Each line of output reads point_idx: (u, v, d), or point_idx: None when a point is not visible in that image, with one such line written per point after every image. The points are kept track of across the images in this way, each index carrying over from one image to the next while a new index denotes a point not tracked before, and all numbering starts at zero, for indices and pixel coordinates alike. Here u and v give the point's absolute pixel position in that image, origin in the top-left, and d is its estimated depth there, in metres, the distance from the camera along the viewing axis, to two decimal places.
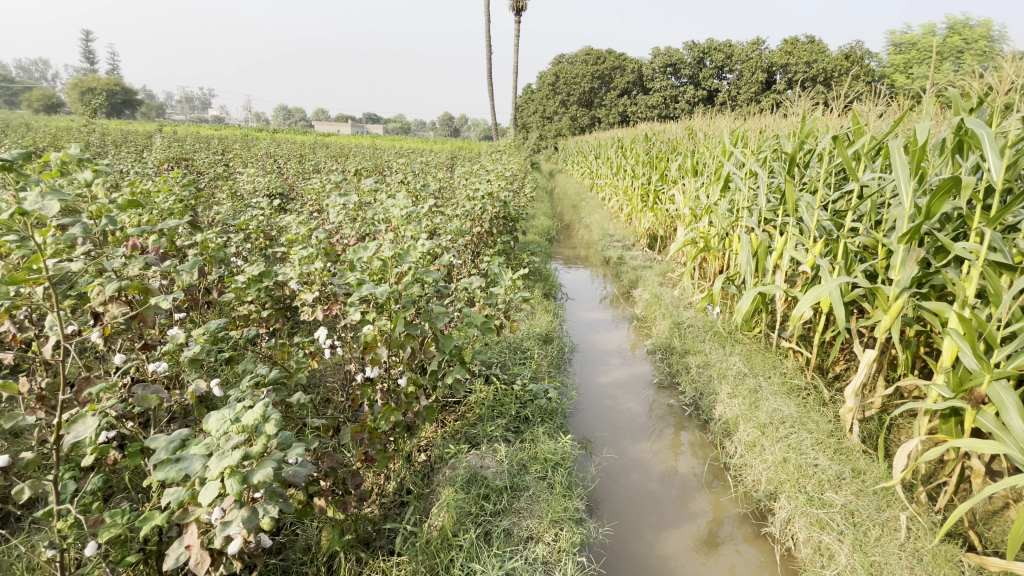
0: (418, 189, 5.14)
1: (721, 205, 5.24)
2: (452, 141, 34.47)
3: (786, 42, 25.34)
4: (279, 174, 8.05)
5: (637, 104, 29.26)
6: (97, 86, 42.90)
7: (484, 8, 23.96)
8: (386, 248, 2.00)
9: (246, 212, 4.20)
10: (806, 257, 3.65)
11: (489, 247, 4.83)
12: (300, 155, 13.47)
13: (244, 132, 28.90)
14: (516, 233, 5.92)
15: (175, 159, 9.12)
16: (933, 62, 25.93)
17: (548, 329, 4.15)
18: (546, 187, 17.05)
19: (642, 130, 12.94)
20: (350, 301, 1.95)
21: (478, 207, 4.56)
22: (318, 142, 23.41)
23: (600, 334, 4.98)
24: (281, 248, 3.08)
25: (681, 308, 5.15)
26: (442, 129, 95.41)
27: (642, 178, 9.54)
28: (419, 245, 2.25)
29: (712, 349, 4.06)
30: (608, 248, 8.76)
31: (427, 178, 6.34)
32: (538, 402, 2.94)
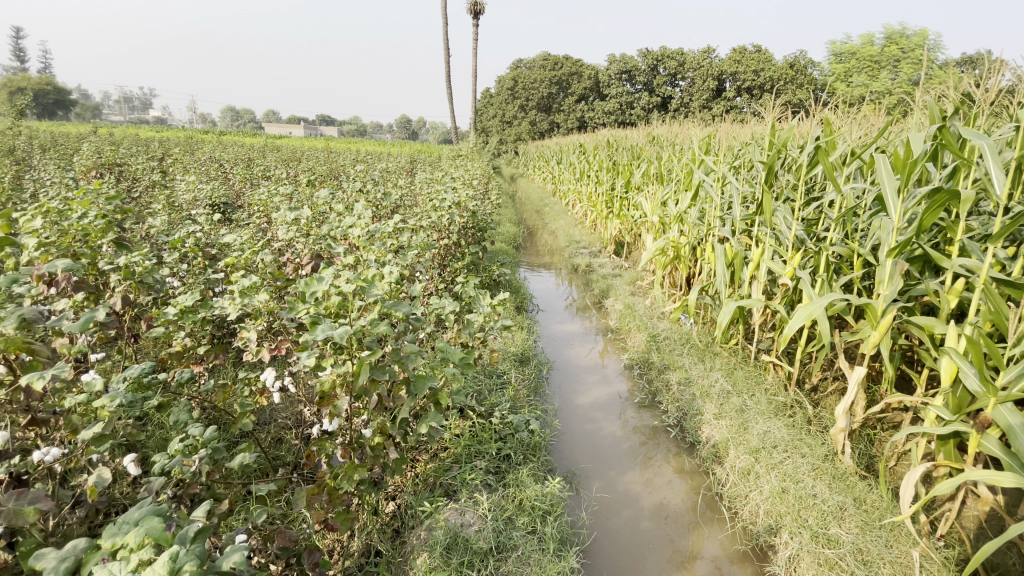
0: (378, 199, 4.79)
1: (692, 214, 5.15)
2: (410, 145, 33.85)
3: (735, 52, 26.21)
4: (223, 180, 7.47)
5: (595, 109, 29.59)
6: (22, 83, 39.73)
7: (441, 10, 23.61)
8: (347, 281, 1.69)
9: (182, 226, 3.75)
10: (787, 269, 3.58)
11: (456, 260, 4.54)
12: (248, 159, 12.74)
13: (187, 134, 27.39)
14: (483, 242, 5.65)
15: (105, 164, 8.35)
16: (869, 73, 27.44)
17: (522, 348, 3.90)
18: (507, 192, 16.85)
19: (603, 136, 12.92)
20: (306, 345, 1.64)
21: (444, 218, 4.26)
22: (269, 145, 22.37)
23: (574, 348, 4.75)
24: (223, 270, 2.70)
25: (655, 319, 5.01)
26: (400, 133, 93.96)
27: (606, 184, 9.45)
28: (386, 272, 1.95)
29: (692, 364, 3.92)
30: (575, 255, 8.62)
31: (387, 185, 5.98)
32: (518, 436, 2.69)
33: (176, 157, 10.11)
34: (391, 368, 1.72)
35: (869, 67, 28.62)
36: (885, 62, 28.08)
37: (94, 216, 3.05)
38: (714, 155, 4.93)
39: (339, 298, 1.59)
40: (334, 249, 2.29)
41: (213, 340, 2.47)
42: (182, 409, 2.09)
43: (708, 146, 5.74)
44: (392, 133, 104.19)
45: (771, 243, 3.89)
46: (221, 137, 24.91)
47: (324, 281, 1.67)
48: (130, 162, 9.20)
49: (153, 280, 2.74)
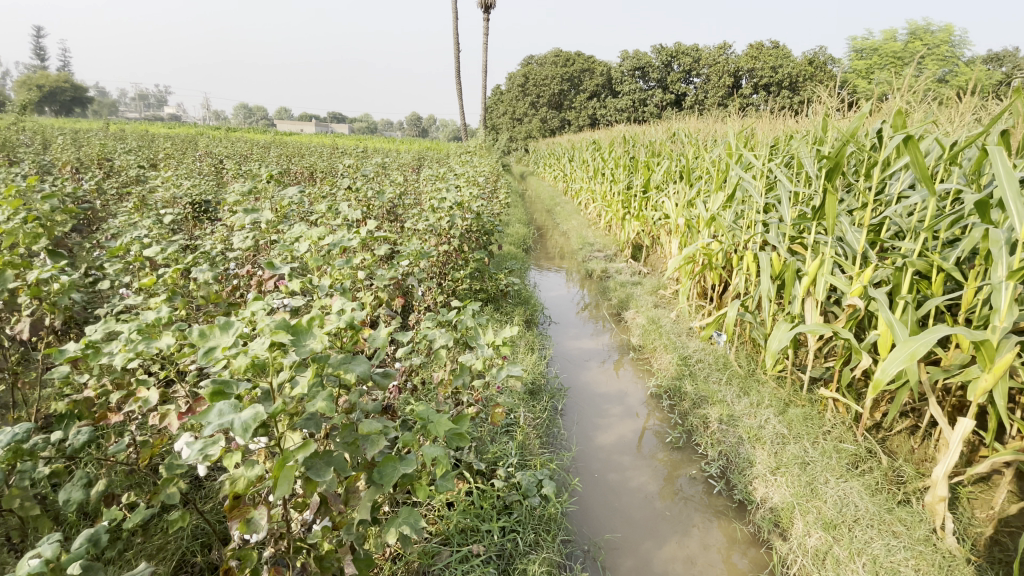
0: (369, 198, 4.23)
1: (728, 218, 4.53)
2: (419, 142, 33.43)
3: (752, 48, 25.35)
4: (214, 176, 6.99)
5: (608, 106, 28.93)
6: (34, 78, 39.80)
7: (450, 5, 23.10)
8: (264, 330, 1.10)
9: (136, 229, 3.23)
10: (854, 288, 2.96)
11: (457, 270, 3.97)
12: (248, 154, 12.25)
13: (194, 129, 27.12)
14: (489, 247, 5.08)
15: (91, 159, 7.89)
16: (892, 69, 26.44)
17: (533, 377, 3.32)
18: (516, 190, 16.25)
19: (617, 134, 12.30)
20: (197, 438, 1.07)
21: (445, 221, 3.70)
22: (277, 140, 21.98)
23: (592, 371, 4.14)
24: (160, 290, 2.16)
25: (684, 338, 4.40)
26: (410, 130, 93.61)
27: (622, 184, 8.82)
28: (341, 307, 1.38)
29: (734, 398, 3.32)
30: (589, 259, 8.03)
31: (383, 183, 5.42)
32: (528, 504, 2.11)
33: (173, 154, 9.66)
34: (337, 459, 1.16)
35: (892, 63, 27.62)
36: (908, 58, 27.05)
37: (18, 217, 2.51)
38: (754, 151, 4.30)
39: (247, 361, 1.02)
40: (282, 270, 1.73)
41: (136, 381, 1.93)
42: (79, 485, 1.56)
43: (745, 140, 5.09)
44: (402, 130, 103.95)
45: (831, 254, 3.27)
46: (229, 133, 24.56)
47: (233, 332, 1.10)
48: (123, 159, 8.76)
49: (76, 301, 2.21)
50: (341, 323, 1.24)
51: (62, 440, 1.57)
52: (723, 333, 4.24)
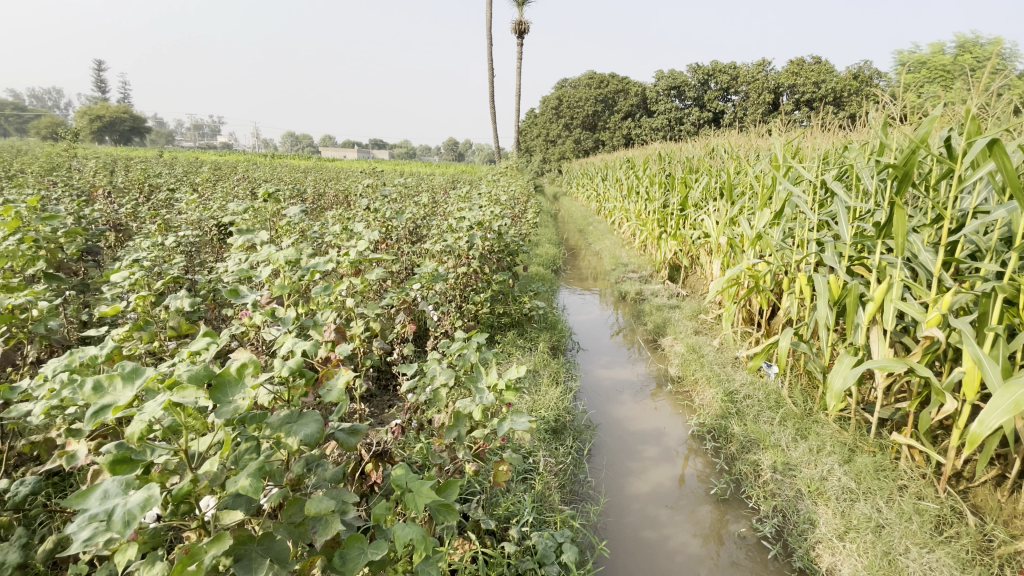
0: (389, 219, 4.05)
1: (776, 236, 4.14)
2: (454, 164, 33.93)
3: (793, 63, 24.62)
4: (247, 199, 7.06)
5: (643, 126, 28.64)
6: (102, 113, 42.98)
7: (485, 31, 23.52)
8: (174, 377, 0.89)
9: (147, 251, 3.13)
10: (931, 316, 2.53)
11: (478, 294, 3.73)
12: (285, 177, 12.54)
13: (240, 156, 28.39)
14: (515, 269, 4.82)
15: (135, 184, 8.16)
16: (945, 81, 25.14)
17: (557, 413, 3.00)
18: (549, 211, 16.05)
19: (652, 152, 11.97)
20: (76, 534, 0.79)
21: (465, 242, 3.48)
22: (315, 166, 22.71)
23: (627, 404, 3.78)
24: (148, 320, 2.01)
25: (729, 369, 3.99)
26: (446, 154, 95.64)
27: (658, 203, 8.46)
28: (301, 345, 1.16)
29: (790, 443, 2.92)
30: (623, 280, 7.66)
31: (407, 204, 5.27)
32: (544, 574, 1.78)
33: (214, 180, 9.96)
34: (277, 546, 0.91)
35: (944, 74, 26.28)
36: (962, 69, 25.69)
37: (18, 240, 2.44)
38: (803, 163, 3.91)
39: (141, 426, 0.80)
40: (245, 299, 1.58)
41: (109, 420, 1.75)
42: (18, 545, 1.33)
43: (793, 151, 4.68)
44: (439, 154, 106.34)
45: (899, 275, 2.83)
46: (274, 159, 25.52)
47: (141, 382, 0.95)
48: (166, 185, 9.06)
49: (61, 328, 2.07)
50: (285, 367, 1.01)
51: (3, 491, 1.35)
52: (773, 365, 3.83)
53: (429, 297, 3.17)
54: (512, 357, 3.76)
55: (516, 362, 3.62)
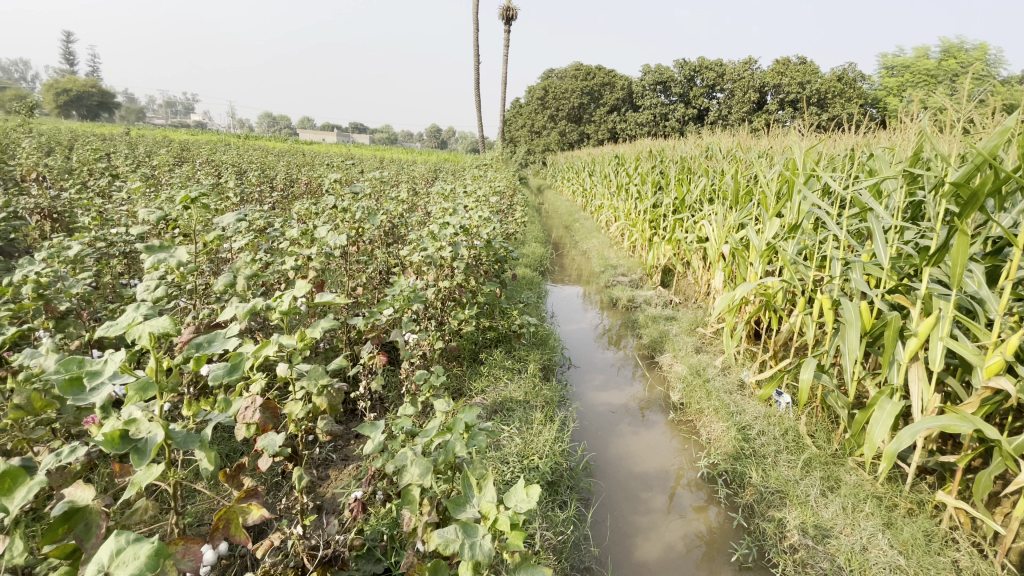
0: (359, 220, 3.52)
1: (790, 252, 3.76)
2: (435, 152, 33.12)
3: (779, 63, 24.52)
4: (204, 185, 6.38)
5: (628, 121, 28.28)
6: (64, 85, 40.75)
7: (473, 17, 22.81)
8: None
9: (55, 255, 2.54)
10: (994, 365, 2.18)
11: (461, 311, 3.24)
12: (253, 161, 11.72)
13: (210, 135, 27.09)
14: (502, 276, 4.35)
15: (79, 165, 7.38)
16: (925, 88, 25.41)
17: (554, 461, 2.57)
18: (532, 204, 15.54)
19: (641, 149, 11.54)
20: None
21: (448, 252, 3.00)
22: (289, 149, 21.78)
23: (626, 436, 3.36)
24: (26, 368, 1.51)
25: (737, 397, 3.62)
26: (428, 141, 93.99)
27: (649, 203, 8.04)
28: (129, 558, 0.94)
29: (818, 498, 2.56)
30: (612, 285, 7.26)
31: (381, 199, 4.71)
32: None
33: (173, 163, 9.15)
34: None
35: (925, 81, 26.56)
36: (942, 76, 26.01)
37: None
38: (827, 171, 3.53)
39: None
40: (90, 398, 1.07)
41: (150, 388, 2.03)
42: None
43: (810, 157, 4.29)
44: (421, 141, 104.46)
45: (952, 310, 2.49)
46: (247, 141, 24.32)
47: None
48: (116, 167, 8.22)
49: None
50: None
51: None
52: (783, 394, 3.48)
53: (403, 321, 2.68)
54: (499, 383, 3.31)
55: (503, 391, 3.18)
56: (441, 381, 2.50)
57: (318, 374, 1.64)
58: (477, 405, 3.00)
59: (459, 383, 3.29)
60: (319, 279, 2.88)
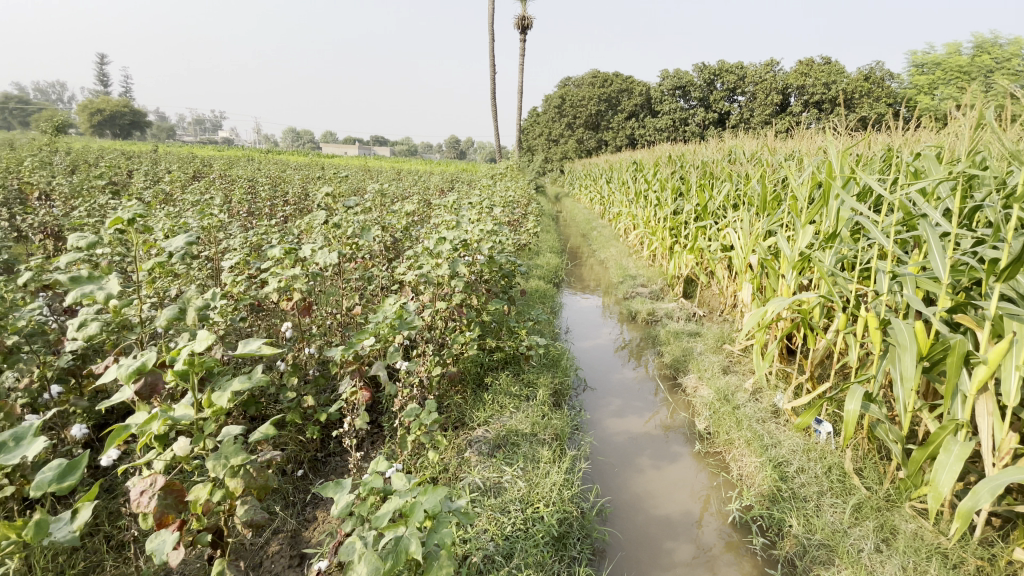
0: (354, 236, 3.29)
1: (827, 263, 3.40)
2: (453, 162, 33.17)
3: (801, 64, 23.86)
4: (211, 200, 6.28)
5: (647, 126, 27.82)
6: (97, 105, 42.33)
7: (489, 27, 22.82)
8: None
9: (23, 280, 2.36)
10: None
11: (462, 334, 2.97)
12: (269, 175, 11.74)
13: (232, 151, 27.61)
14: (510, 292, 4.07)
15: (94, 182, 7.39)
16: (959, 85, 24.41)
17: (563, 508, 2.26)
18: (549, 212, 15.24)
19: (660, 154, 11.15)
20: None
21: (446, 270, 2.72)
22: (307, 163, 21.99)
23: (647, 472, 3.02)
24: None
25: (770, 426, 3.26)
26: (447, 152, 94.64)
27: (669, 210, 7.68)
28: None
29: (873, 555, 2.20)
30: (632, 297, 6.91)
31: (384, 212, 4.49)
32: None
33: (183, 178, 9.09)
34: None
35: (957, 77, 25.53)
36: (975, 72, 24.99)
37: None
38: (867, 174, 3.17)
39: None
40: None
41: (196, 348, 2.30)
42: None
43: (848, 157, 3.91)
44: (439, 152, 105.45)
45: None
46: (267, 155, 24.58)
47: None
48: (127, 183, 8.18)
49: None
50: None
51: None
52: (822, 424, 3.16)
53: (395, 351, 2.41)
54: (505, 413, 3.02)
55: (509, 422, 2.88)
56: (434, 417, 2.22)
57: (230, 453, 1.39)
58: (478, 440, 2.72)
59: (461, 412, 3.01)
60: (306, 302, 2.67)
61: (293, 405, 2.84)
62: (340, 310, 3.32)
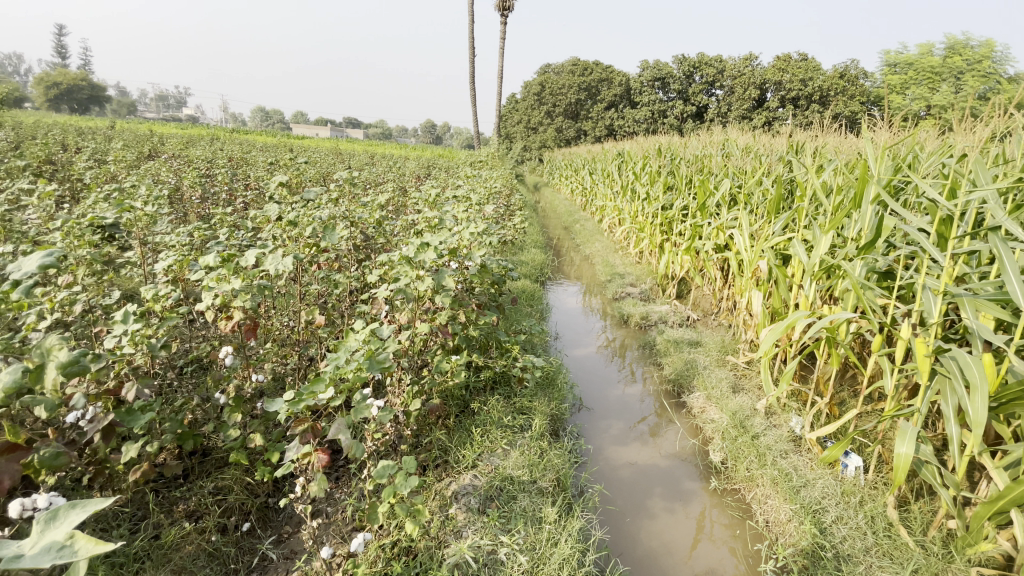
0: (316, 235, 2.72)
1: (856, 275, 3.05)
2: (428, 148, 32.34)
3: (779, 59, 23.83)
4: (154, 182, 5.53)
5: (626, 117, 27.47)
6: (49, 76, 39.71)
7: (469, 9, 22.06)
8: None
9: None
10: None
11: (447, 359, 2.48)
12: (228, 154, 10.86)
13: (193, 128, 26.12)
14: (499, 298, 3.57)
15: (21, 158, 6.51)
16: (929, 86, 24.80)
17: None
18: (528, 203, 14.70)
19: (646, 146, 10.72)
20: None
21: (428, 284, 2.20)
22: (275, 143, 20.95)
23: (659, 518, 2.60)
24: None
25: (796, 461, 2.89)
26: (422, 137, 92.67)
27: (660, 205, 7.28)
28: None
29: None
30: (621, 298, 6.49)
31: (353, 203, 3.90)
32: None
33: (129, 158, 8.19)
34: None
35: (927, 78, 25.95)
36: (944, 74, 25.47)
37: None
38: (917, 178, 2.80)
39: None
40: None
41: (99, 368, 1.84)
42: None
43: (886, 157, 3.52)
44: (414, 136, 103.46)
45: None
46: (232, 136, 23.15)
47: None
48: (62, 162, 7.27)
49: None
50: None
51: None
52: (849, 458, 2.93)
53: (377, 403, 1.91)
54: (496, 452, 2.56)
55: (502, 466, 2.43)
56: (415, 481, 1.73)
57: None
58: (466, 491, 2.25)
59: (443, 451, 2.54)
60: (251, 325, 2.13)
61: (238, 445, 2.30)
62: (300, 323, 2.78)
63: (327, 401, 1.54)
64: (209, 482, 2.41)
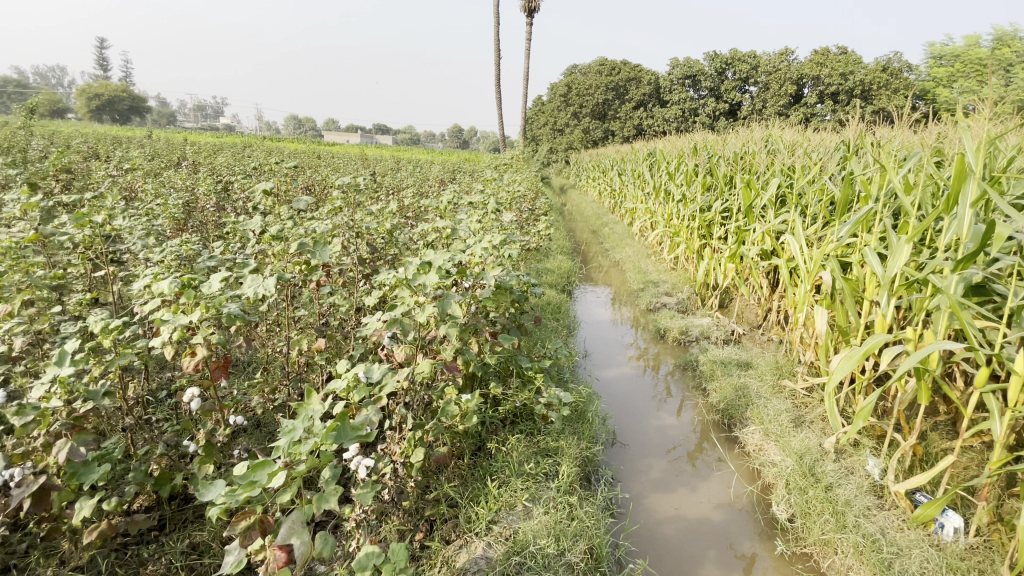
0: (306, 252, 2.36)
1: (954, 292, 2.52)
2: (453, 151, 32.24)
3: (817, 53, 22.73)
4: (163, 190, 5.32)
5: (655, 117, 26.72)
6: (93, 90, 41.41)
7: (493, 12, 21.76)
8: None
9: None
10: None
11: (456, 401, 2.07)
12: (250, 161, 10.77)
13: (224, 137, 26.63)
14: (520, 318, 3.15)
15: (38, 168, 6.44)
16: (981, 78, 23.29)
17: None
18: (554, 206, 14.24)
19: (678, 145, 10.12)
20: None
21: (430, 313, 1.79)
22: (301, 149, 21.12)
23: None
24: None
25: (881, 522, 2.37)
26: (448, 141, 93.27)
27: (697, 207, 6.74)
28: None
29: None
30: (656, 309, 5.99)
31: (359, 212, 3.55)
32: None
33: (147, 166, 8.05)
34: None
35: (979, 69, 24.35)
36: (997, 64, 23.88)
37: None
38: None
39: None
40: None
41: (26, 425, 1.50)
42: None
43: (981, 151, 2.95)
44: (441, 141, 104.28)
45: None
46: (260, 142, 23.33)
47: None
48: (77, 170, 7.15)
49: None
50: None
51: None
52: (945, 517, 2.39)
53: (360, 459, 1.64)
54: (516, 510, 2.15)
55: (522, 531, 2.02)
56: None
57: None
58: (478, 566, 1.85)
59: (454, 508, 2.14)
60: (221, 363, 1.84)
61: None
62: (291, 353, 2.42)
63: (286, 485, 1.16)
64: (183, 540, 2.10)
